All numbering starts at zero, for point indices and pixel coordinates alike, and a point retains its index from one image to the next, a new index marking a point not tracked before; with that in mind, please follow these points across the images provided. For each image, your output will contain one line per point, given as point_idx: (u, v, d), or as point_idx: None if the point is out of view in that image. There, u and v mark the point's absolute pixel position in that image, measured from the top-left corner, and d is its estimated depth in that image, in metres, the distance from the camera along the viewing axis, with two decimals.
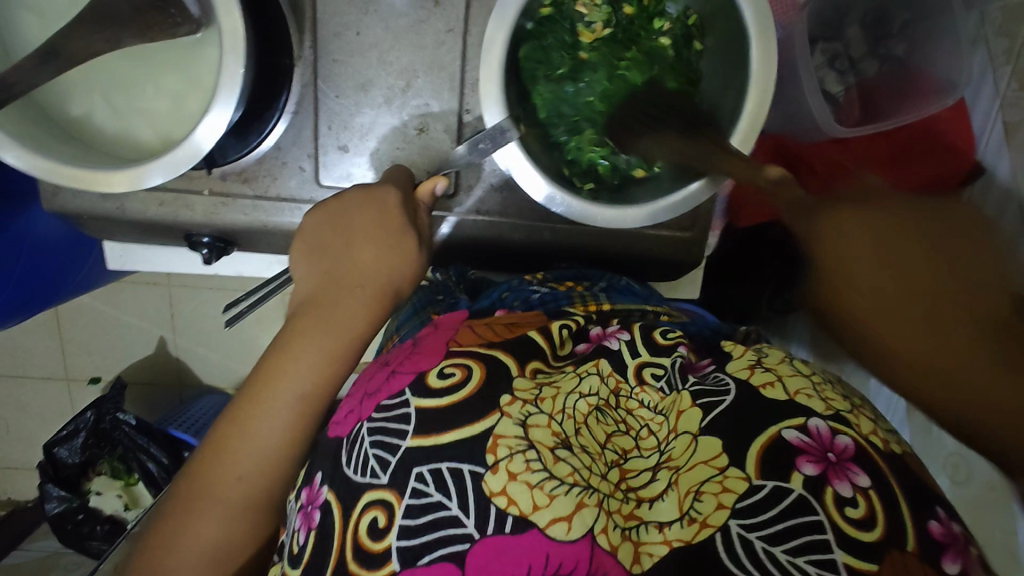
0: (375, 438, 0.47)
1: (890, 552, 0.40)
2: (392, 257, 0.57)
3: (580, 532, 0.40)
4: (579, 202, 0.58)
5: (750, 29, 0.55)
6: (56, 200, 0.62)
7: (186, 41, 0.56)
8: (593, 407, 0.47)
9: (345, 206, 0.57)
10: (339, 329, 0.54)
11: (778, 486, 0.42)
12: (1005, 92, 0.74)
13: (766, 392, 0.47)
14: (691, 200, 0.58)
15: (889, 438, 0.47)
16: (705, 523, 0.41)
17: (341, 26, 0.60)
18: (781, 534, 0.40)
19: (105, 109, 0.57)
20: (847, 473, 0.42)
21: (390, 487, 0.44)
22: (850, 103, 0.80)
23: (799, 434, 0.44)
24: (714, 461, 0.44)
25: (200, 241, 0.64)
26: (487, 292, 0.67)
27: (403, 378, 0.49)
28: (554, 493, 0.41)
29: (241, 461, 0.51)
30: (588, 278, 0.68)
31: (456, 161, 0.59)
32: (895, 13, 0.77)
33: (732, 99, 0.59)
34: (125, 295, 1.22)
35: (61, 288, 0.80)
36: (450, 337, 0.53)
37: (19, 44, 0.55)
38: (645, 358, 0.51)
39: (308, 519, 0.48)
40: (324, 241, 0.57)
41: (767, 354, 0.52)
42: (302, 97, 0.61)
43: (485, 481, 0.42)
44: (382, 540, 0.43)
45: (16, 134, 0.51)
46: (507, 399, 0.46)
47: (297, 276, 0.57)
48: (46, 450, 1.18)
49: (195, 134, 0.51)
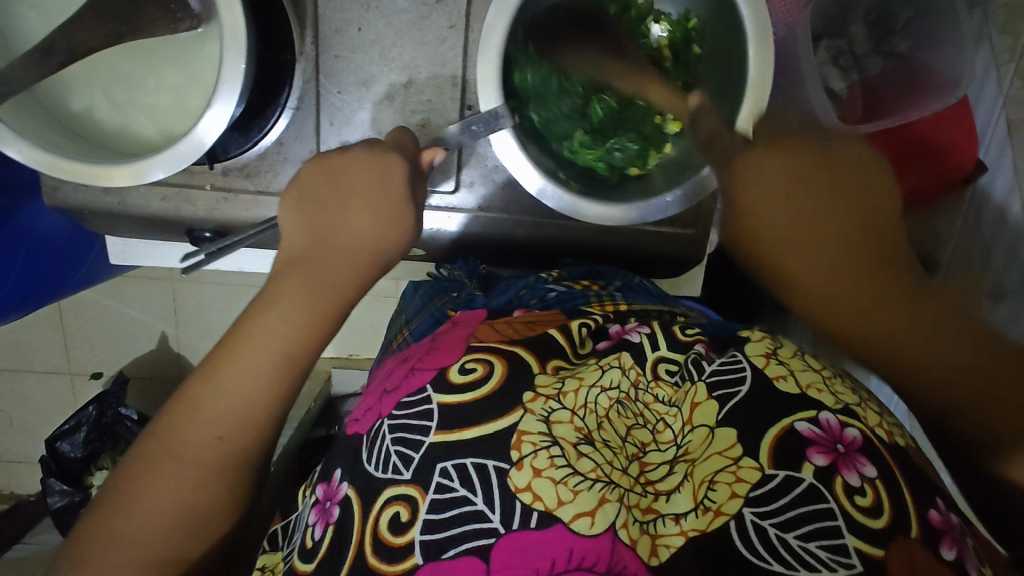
0: (397, 434, 0.47)
1: (896, 537, 0.40)
2: (385, 230, 0.56)
3: (603, 526, 0.40)
4: (570, 197, 0.58)
5: (749, 35, 0.56)
6: (57, 195, 0.62)
7: (186, 37, 0.56)
8: (613, 401, 0.47)
9: (346, 160, 0.55)
10: (320, 290, 0.54)
11: (790, 475, 0.42)
12: (1009, 90, 0.73)
13: (780, 384, 0.47)
14: (684, 200, 0.60)
15: (893, 430, 0.47)
16: (721, 511, 0.41)
17: (342, 22, 0.59)
18: (791, 521, 0.40)
19: (105, 104, 0.57)
20: (855, 463, 0.42)
21: (413, 483, 0.45)
22: (853, 102, 0.79)
23: (810, 426, 0.44)
24: (730, 451, 0.44)
25: (202, 237, 0.63)
26: (502, 288, 0.67)
27: (423, 375, 0.50)
28: (577, 488, 0.41)
29: (215, 417, 0.51)
30: (603, 276, 0.68)
31: (448, 141, 0.58)
32: (899, 12, 0.77)
33: (732, 95, 0.60)
34: (128, 289, 1.22)
35: (63, 284, 0.80)
36: (470, 334, 0.54)
37: (19, 38, 0.55)
38: (664, 352, 0.52)
39: (326, 514, 0.48)
40: (320, 194, 0.55)
41: (782, 345, 0.52)
42: (304, 93, 0.61)
43: (511, 478, 0.43)
44: (404, 535, 0.43)
45: (18, 129, 0.51)
46: (529, 395, 0.47)
47: (285, 229, 0.56)
48: (50, 445, 1.19)
49: (197, 129, 0.51)
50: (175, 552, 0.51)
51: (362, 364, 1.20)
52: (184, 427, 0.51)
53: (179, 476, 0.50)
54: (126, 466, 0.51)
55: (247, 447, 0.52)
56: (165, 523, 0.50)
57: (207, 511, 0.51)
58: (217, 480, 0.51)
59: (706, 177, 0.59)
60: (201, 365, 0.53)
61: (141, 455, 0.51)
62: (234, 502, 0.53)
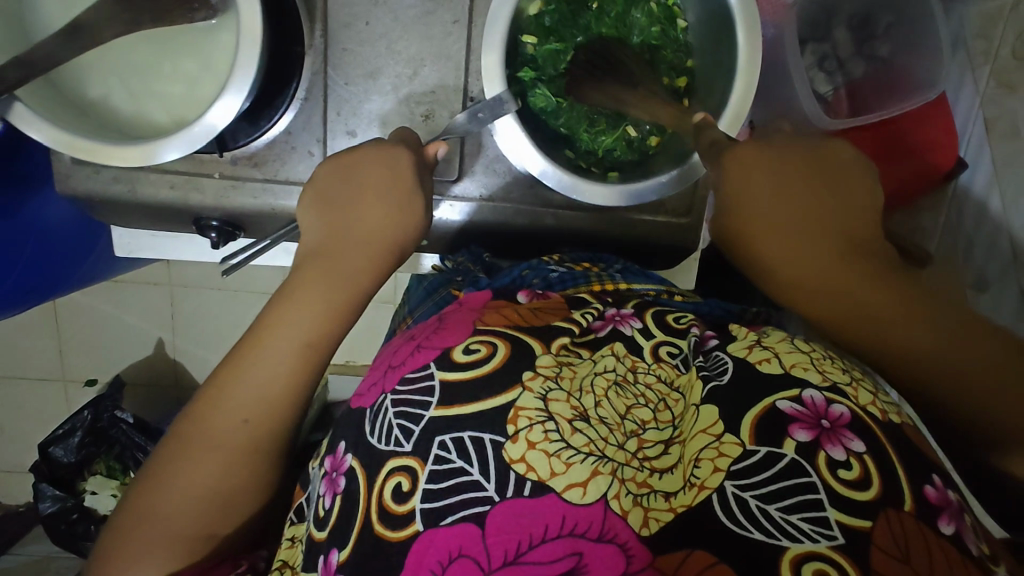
0: (399, 409, 0.48)
1: (885, 509, 0.41)
2: (393, 211, 0.56)
3: (594, 496, 0.43)
4: (570, 177, 0.60)
5: (739, 20, 0.58)
6: (69, 182, 0.64)
7: (200, 28, 0.58)
8: (610, 382, 0.49)
9: (361, 158, 0.57)
10: (335, 278, 0.55)
11: (771, 451, 0.44)
12: (985, 90, 0.77)
13: (762, 366, 0.49)
14: (673, 184, 0.61)
15: (888, 408, 0.48)
16: (705, 486, 0.43)
17: (351, 16, 0.62)
18: (774, 494, 0.42)
19: (121, 92, 0.59)
20: (840, 438, 0.44)
21: (413, 455, 0.46)
22: (839, 101, 0.83)
23: (792, 404, 0.46)
24: (712, 428, 0.46)
25: (209, 225, 0.66)
26: (507, 270, 0.68)
27: (428, 353, 0.51)
28: (570, 462, 0.44)
29: (239, 405, 0.52)
30: (604, 260, 0.70)
31: (455, 129, 0.58)
32: (880, 17, 0.81)
33: (720, 83, 0.62)
34: (125, 294, 1.23)
35: (67, 277, 0.80)
36: (475, 318, 0.54)
37: (40, 26, 0.57)
38: (660, 338, 0.54)
39: (333, 485, 0.51)
40: (333, 191, 0.57)
41: (768, 334, 0.54)
42: (312, 84, 0.63)
43: (507, 449, 0.45)
44: (406, 504, 0.45)
45: (40, 111, 0.53)
46: (529, 374, 0.48)
47: (306, 227, 0.57)
48: (42, 450, 1.18)
49: (208, 117, 0.53)
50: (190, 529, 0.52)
51: (358, 370, 1.21)
52: (218, 416, 0.52)
53: (208, 460, 0.52)
54: (163, 449, 0.53)
55: (273, 429, 0.54)
56: (192, 505, 0.52)
57: (226, 489, 0.53)
58: (242, 464, 0.53)
59: (695, 163, 0.60)
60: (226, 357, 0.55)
61: (172, 439, 0.53)
62: (253, 484, 0.54)
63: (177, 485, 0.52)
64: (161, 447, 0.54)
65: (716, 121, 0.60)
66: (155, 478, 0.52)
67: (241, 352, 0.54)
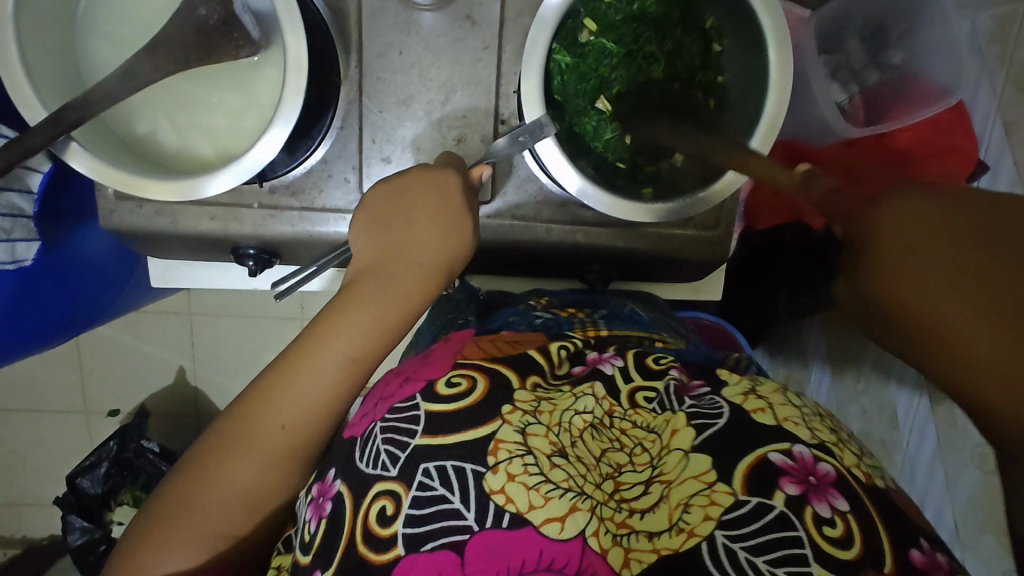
0: (387, 434, 0.49)
1: (865, 569, 0.42)
2: (450, 237, 0.58)
3: (572, 532, 0.42)
4: (610, 198, 0.61)
5: (767, 38, 0.59)
6: (113, 218, 0.65)
7: (245, 63, 0.60)
8: (587, 423, 0.49)
9: (410, 182, 0.58)
10: (390, 300, 0.56)
11: (762, 502, 0.44)
12: (1001, 94, 0.78)
13: (757, 417, 0.49)
14: (711, 198, 0.62)
15: (872, 472, 0.49)
16: (693, 532, 0.43)
17: (385, 47, 0.64)
18: (762, 546, 0.42)
19: (167, 129, 0.61)
20: (827, 496, 0.44)
21: (397, 479, 0.47)
22: (855, 109, 0.85)
23: (785, 457, 0.46)
24: (704, 475, 0.46)
25: (247, 253, 0.68)
26: (498, 314, 0.70)
27: (415, 385, 0.52)
28: (548, 496, 0.43)
29: (284, 410, 0.54)
30: (593, 305, 0.71)
31: (499, 151, 0.61)
32: (892, 27, 0.83)
33: (748, 100, 0.63)
34: (144, 325, 1.24)
35: (101, 309, 0.81)
36: (456, 352, 0.55)
37: (90, 68, 0.60)
38: (637, 382, 0.53)
39: (320, 509, 0.50)
40: (385, 212, 0.59)
41: (762, 383, 0.55)
42: (348, 113, 0.65)
43: (486, 479, 0.45)
44: (389, 528, 0.45)
45: (93, 150, 0.55)
46: (508, 407, 0.49)
47: (357, 246, 0.59)
48: (70, 480, 1.18)
49: (262, 147, 0.54)
50: (234, 530, 0.54)
51: None
52: (260, 419, 0.54)
53: (250, 457, 0.53)
54: (205, 441, 0.55)
55: (308, 441, 0.55)
56: (235, 504, 0.54)
57: (268, 498, 0.55)
58: (278, 467, 0.54)
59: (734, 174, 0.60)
60: (276, 362, 0.55)
61: (216, 434, 0.54)
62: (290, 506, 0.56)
63: (216, 485, 0.53)
64: (206, 439, 0.55)
65: (747, 140, 0.61)
66: (195, 471, 0.54)
67: (290, 359, 0.54)
